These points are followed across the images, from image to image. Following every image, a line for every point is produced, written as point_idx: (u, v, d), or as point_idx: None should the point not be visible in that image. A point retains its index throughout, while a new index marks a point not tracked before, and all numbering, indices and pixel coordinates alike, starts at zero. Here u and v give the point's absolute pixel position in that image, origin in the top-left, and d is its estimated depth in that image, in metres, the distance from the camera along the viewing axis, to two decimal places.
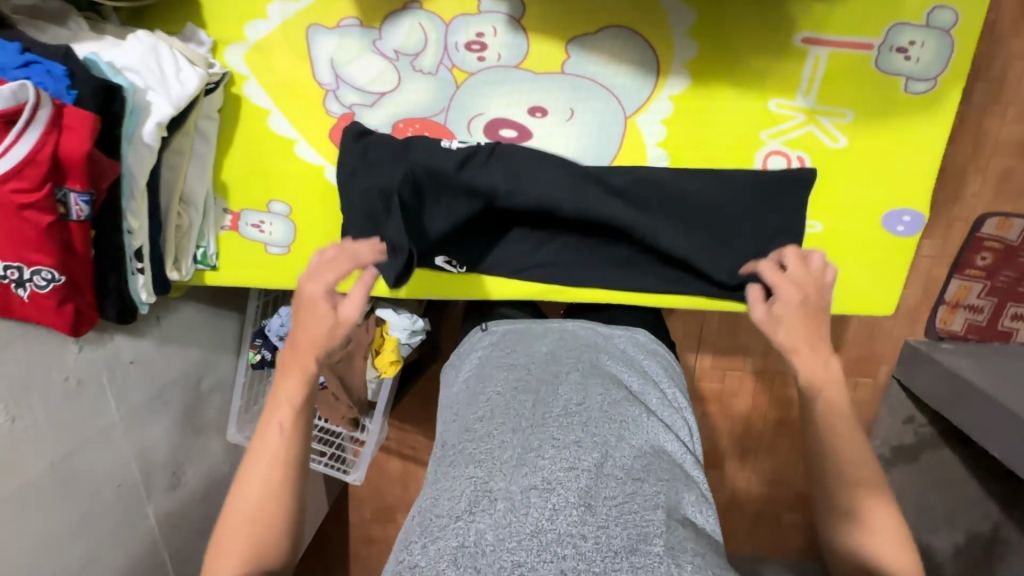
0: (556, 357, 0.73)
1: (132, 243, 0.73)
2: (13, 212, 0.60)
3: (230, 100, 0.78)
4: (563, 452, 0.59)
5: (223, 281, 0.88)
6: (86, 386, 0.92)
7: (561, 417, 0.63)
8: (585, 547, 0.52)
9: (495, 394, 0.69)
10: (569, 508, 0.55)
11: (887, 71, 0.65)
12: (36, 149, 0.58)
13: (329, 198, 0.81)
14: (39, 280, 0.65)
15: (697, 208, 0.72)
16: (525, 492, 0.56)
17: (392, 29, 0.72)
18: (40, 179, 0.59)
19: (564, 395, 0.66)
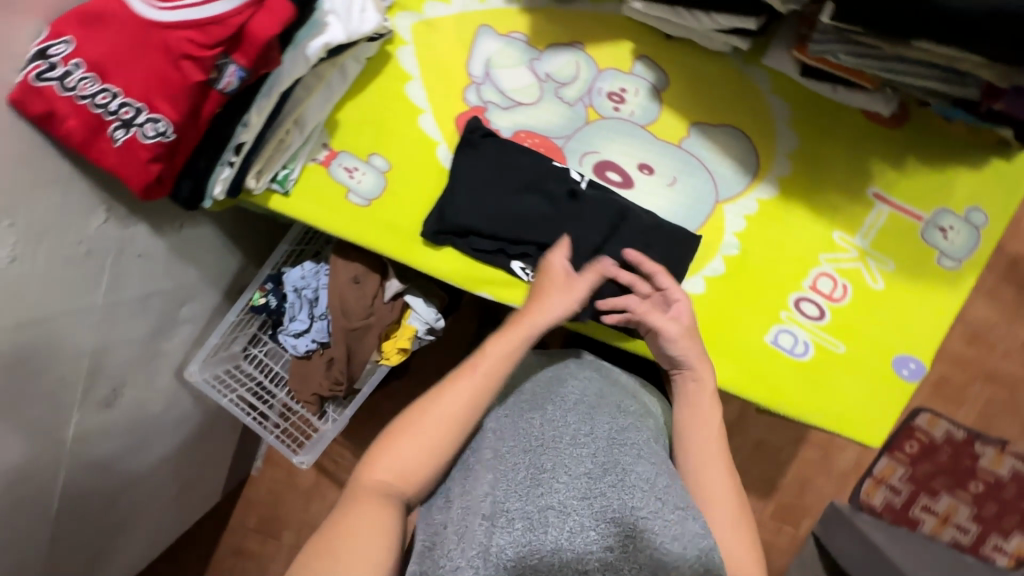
0: (562, 386, 0.74)
1: (240, 136, 0.73)
2: (173, 58, 0.61)
3: (382, 54, 0.83)
4: (578, 475, 0.58)
5: (287, 209, 0.86)
6: (91, 260, 0.84)
7: (571, 442, 0.63)
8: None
9: (502, 420, 0.69)
10: (589, 530, 0.53)
11: (927, 240, 0.80)
12: (230, 14, 0.60)
13: (431, 171, 0.84)
14: (149, 129, 0.65)
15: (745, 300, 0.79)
16: (541, 511, 0.55)
17: (551, 56, 0.82)
18: (218, 40, 0.61)
19: (573, 421, 0.66)
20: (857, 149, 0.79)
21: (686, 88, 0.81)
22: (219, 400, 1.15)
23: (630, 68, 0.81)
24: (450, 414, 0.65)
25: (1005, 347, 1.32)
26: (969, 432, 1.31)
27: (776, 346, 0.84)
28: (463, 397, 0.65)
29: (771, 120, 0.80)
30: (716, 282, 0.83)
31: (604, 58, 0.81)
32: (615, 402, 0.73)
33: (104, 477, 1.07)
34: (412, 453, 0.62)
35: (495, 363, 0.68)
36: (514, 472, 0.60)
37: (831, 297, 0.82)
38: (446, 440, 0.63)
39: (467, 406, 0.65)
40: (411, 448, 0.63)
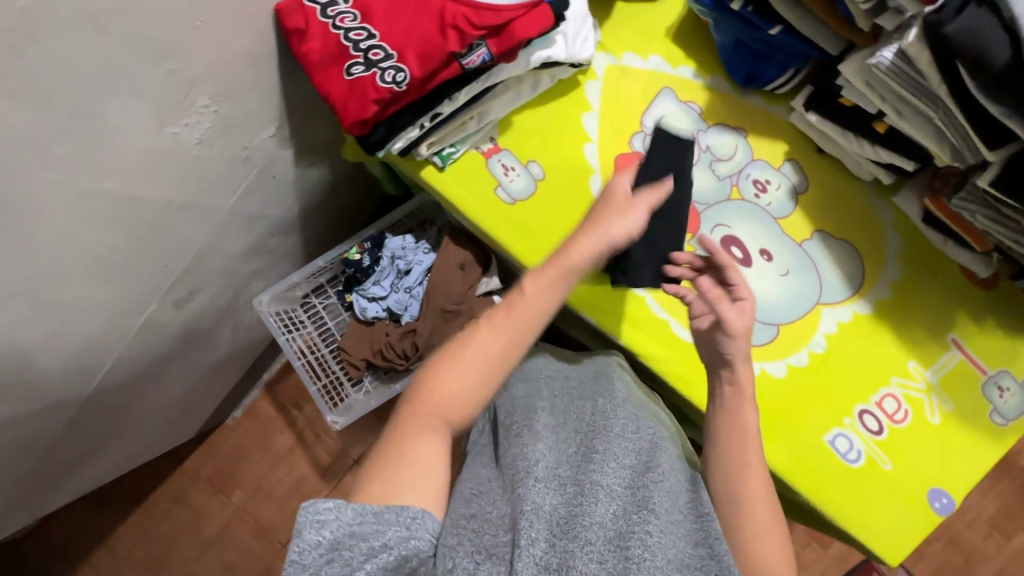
0: (608, 387, 0.84)
1: (442, 106, 0.78)
2: (442, 26, 0.69)
3: (573, 79, 0.91)
4: (624, 466, 0.69)
5: (436, 181, 0.91)
6: (243, 167, 0.87)
7: (621, 434, 0.75)
8: (650, 542, 0.57)
9: (556, 406, 0.81)
10: (633, 510, 0.61)
11: (983, 390, 0.89)
12: (506, 9, 0.68)
13: (579, 193, 0.91)
14: (387, 75, 0.71)
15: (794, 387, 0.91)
16: (591, 482, 0.64)
17: (717, 132, 0.91)
18: (485, 24, 0.68)
19: (622, 422, 0.77)
20: (946, 296, 0.90)
21: (821, 199, 0.91)
22: (276, 336, 1.13)
23: (779, 165, 0.91)
24: (469, 340, 0.68)
25: (973, 515, 1.41)
26: None
27: (830, 445, 0.91)
28: (500, 334, 0.68)
29: (884, 249, 0.91)
30: (797, 373, 0.91)
31: (760, 149, 0.91)
32: (652, 414, 0.84)
33: (135, 375, 1.04)
34: (466, 388, 0.65)
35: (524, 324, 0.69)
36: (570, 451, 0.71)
37: (891, 417, 0.90)
38: (493, 380, 0.67)
39: (501, 345, 0.67)
40: (462, 379, 0.65)
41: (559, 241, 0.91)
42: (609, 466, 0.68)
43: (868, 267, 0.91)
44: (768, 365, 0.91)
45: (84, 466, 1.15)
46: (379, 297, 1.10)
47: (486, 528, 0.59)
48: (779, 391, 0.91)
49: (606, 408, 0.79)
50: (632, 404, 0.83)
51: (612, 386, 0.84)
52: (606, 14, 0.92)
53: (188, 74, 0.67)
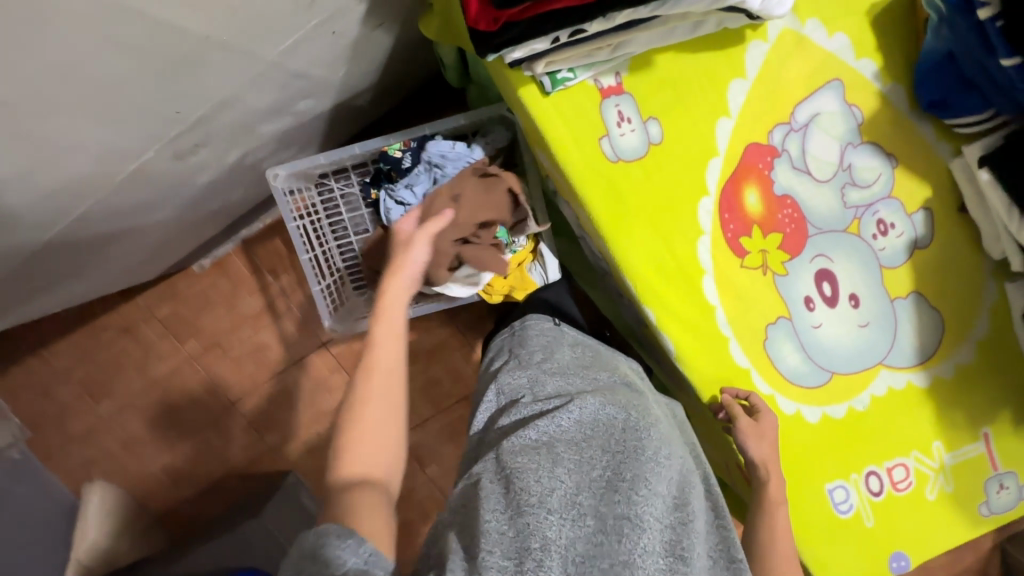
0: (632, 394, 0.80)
1: (590, 25, 0.61)
2: None
3: (737, 32, 0.74)
4: (652, 497, 0.64)
5: (538, 107, 0.73)
6: (305, 14, 0.66)
7: (653, 458, 0.69)
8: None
9: (583, 407, 0.75)
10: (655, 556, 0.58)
11: (976, 481, 0.91)
12: None
13: (694, 175, 0.77)
14: None
15: (821, 434, 0.88)
16: (615, 515, 0.60)
17: (866, 152, 0.79)
18: None
19: (654, 441, 0.71)
20: (1003, 392, 0.88)
21: (933, 259, 0.83)
22: (287, 220, 0.98)
23: (913, 211, 0.81)
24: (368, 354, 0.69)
25: None
26: None
27: (828, 491, 0.90)
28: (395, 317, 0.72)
29: (969, 330, 0.86)
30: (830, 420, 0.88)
31: (901, 187, 0.80)
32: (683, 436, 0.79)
33: (115, 220, 0.87)
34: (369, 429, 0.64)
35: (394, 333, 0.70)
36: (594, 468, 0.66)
37: (894, 483, 0.91)
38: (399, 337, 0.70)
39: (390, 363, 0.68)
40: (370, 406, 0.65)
41: (654, 228, 0.78)
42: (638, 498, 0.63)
43: (947, 340, 0.86)
44: (807, 408, 0.87)
45: (37, 297, 1.00)
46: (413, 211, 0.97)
47: (489, 550, 0.56)
48: (807, 434, 0.88)
49: (637, 419, 0.74)
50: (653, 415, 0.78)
51: (643, 402, 0.79)
52: None
53: None
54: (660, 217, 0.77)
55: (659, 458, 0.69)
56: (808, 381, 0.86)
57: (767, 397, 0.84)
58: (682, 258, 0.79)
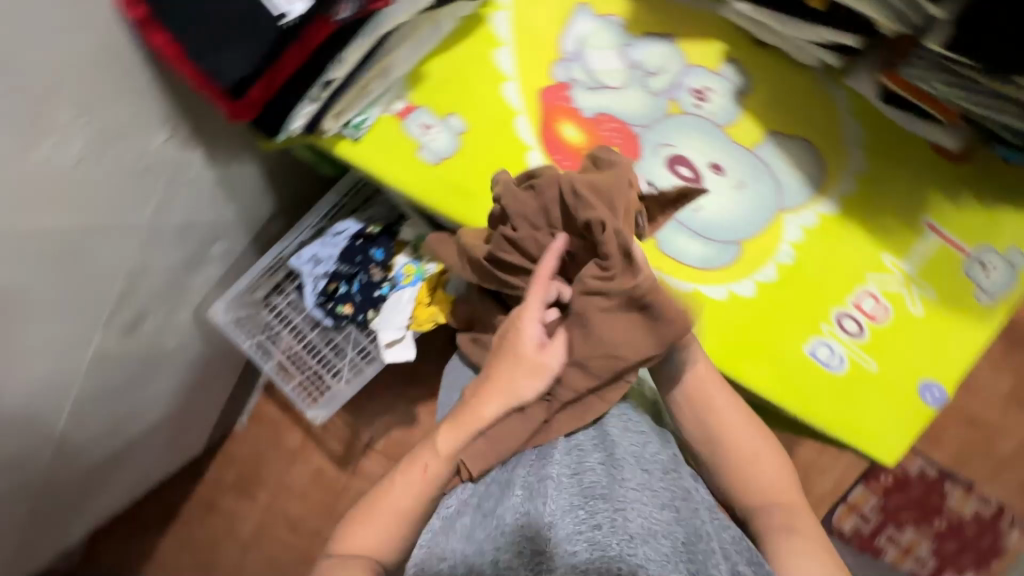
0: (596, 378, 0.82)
1: (332, 73, 0.72)
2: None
3: (474, 18, 0.84)
4: (575, 453, 0.65)
5: (353, 156, 0.85)
6: (148, 178, 0.82)
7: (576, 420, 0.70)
8: (598, 537, 0.56)
9: None
10: (579, 506, 0.59)
11: (954, 273, 0.84)
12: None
13: (506, 139, 0.85)
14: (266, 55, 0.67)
15: (768, 304, 0.84)
16: (539, 481, 0.61)
17: (642, 44, 0.84)
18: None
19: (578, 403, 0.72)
20: (923, 177, 0.84)
21: (763, 97, 0.84)
22: (240, 343, 1.16)
23: (717, 68, 0.84)
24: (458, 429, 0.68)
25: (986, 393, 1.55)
26: (942, 470, 1.53)
27: (816, 357, 0.84)
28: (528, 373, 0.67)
29: (844, 141, 0.84)
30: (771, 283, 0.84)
31: (693, 55, 0.84)
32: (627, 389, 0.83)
33: (113, 407, 1.04)
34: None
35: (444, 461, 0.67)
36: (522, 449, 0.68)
37: (872, 317, 0.84)
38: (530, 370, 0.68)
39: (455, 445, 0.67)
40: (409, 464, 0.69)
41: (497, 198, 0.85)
42: (573, 459, 0.64)
43: (833, 160, 0.84)
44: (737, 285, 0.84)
45: (91, 498, 1.17)
46: (335, 283, 1.11)
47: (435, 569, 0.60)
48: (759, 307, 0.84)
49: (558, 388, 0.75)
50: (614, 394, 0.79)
51: None
52: None
53: (39, 88, 0.64)
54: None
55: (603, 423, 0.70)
56: (723, 262, 0.84)
57: (692, 294, 0.83)
58: None
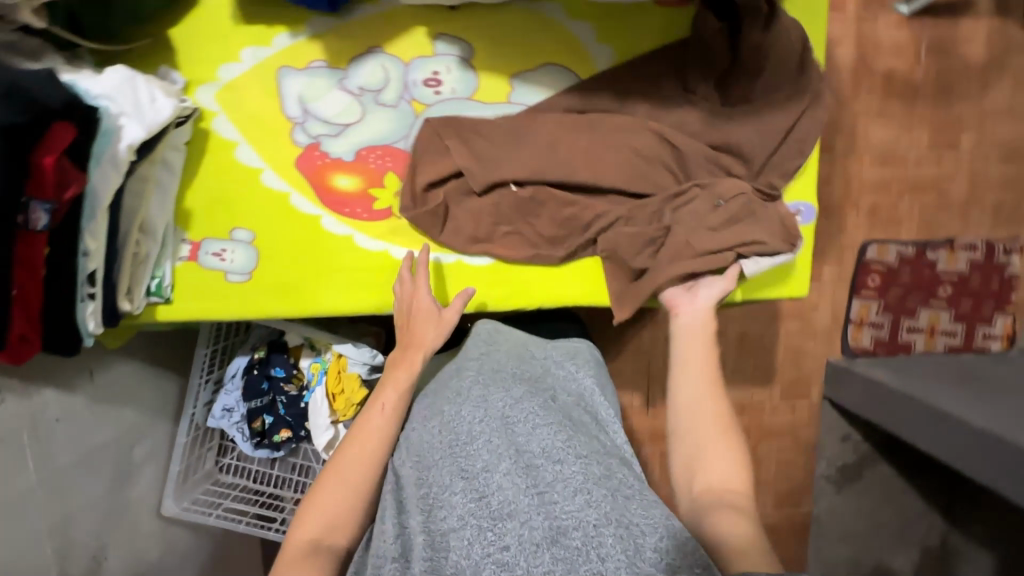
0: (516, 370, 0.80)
1: (87, 266, 0.71)
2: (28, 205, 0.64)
3: (197, 136, 0.83)
4: (485, 470, 0.65)
5: (176, 315, 0.85)
6: (4, 448, 0.82)
7: (487, 429, 0.69)
8: (506, 557, 0.58)
9: (432, 418, 0.73)
10: (487, 531, 0.60)
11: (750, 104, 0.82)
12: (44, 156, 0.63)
13: (295, 222, 0.85)
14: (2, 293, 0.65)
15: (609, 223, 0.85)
16: (448, 516, 0.61)
17: (357, 68, 0.82)
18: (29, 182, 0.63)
19: (493, 409, 0.72)
20: (671, 37, 0.84)
21: (487, 48, 0.83)
22: (206, 520, 1.12)
23: (434, 50, 0.83)
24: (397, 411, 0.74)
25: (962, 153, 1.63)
26: (917, 246, 1.65)
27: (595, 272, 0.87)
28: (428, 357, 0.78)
29: (580, 43, 0.84)
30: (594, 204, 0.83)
31: (406, 52, 0.82)
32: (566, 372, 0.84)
33: None
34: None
35: (391, 412, 0.72)
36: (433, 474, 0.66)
37: None
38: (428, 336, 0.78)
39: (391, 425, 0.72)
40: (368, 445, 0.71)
41: (322, 274, 0.86)
42: (489, 476, 0.64)
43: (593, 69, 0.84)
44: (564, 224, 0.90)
45: None
46: (257, 419, 1.10)
47: None
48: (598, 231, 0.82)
49: (473, 398, 0.73)
50: (536, 389, 0.78)
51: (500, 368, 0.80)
52: (169, 46, 0.81)
53: None
54: (314, 263, 0.85)
55: (517, 427, 0.69)
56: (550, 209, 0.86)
57: (493, 265, 0.85)
58: (360, 263, 0.85)
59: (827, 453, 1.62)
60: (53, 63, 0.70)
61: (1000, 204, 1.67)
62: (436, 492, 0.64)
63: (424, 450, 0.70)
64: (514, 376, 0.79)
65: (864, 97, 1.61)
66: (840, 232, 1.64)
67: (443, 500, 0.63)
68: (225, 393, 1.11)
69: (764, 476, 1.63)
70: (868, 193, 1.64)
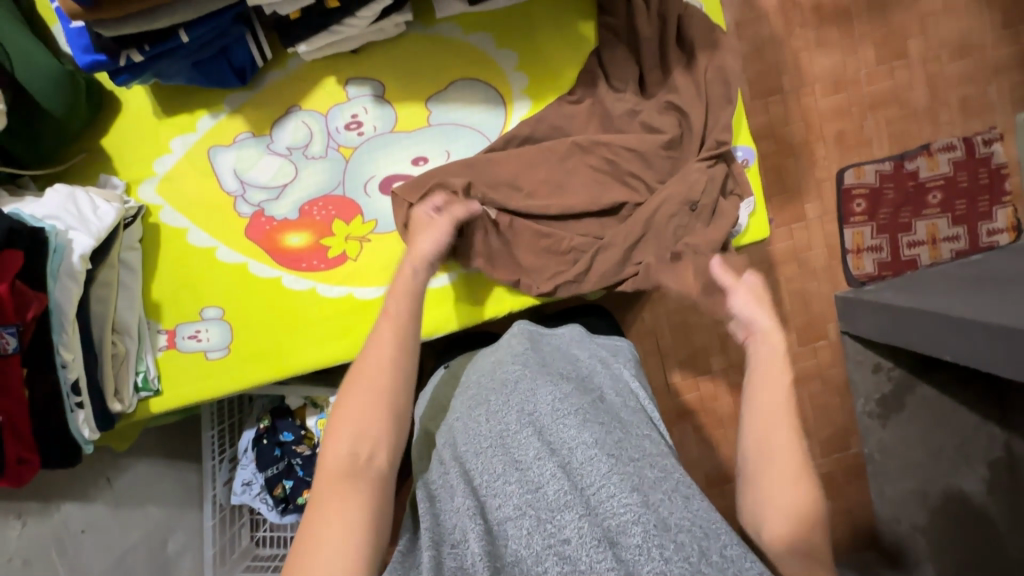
0: (561, 369, 0.76)
1: (68, 376, 0.74)
2: None
3: (149, 231, 0.87)
4: (539, 462, 0.61)
5: (168, 404, 0.87)
6: (34, 566, 0.85)
7: (538, 420, 0.66)
8: (567, 549, 0.53)
9: (478, 416, 0.71)
10: (545, 523, 0.56)
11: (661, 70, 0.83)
12: None
13: (258, 287, 0.87)
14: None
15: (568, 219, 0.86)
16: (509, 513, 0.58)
17: (280, 131, 0.86)
18: None
19: (543, 400, 0.68)
20: (579, 64, 0.87)
21: (395, 81, 0.86)
22: None
23: (347, 95, 0.86)
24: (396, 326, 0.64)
25: (913, 61, 1.62)
26: (894, 160, 1.62)
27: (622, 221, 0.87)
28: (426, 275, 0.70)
29: (483, 53, 0.87)
30: (534, 196, 0.83)
31: (321, 104, 0.86)
32: (613, 367, 0.80)
33: None
34: (348, 527, 0.52)
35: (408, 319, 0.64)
36: (485, 471, 0.64)
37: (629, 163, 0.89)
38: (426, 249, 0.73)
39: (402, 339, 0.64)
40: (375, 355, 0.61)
41: (296, 331, 0.87)
42: (542, 466, 0.61)
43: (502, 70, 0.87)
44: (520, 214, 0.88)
45: None
46: (278, 486, 1.10)
47: None
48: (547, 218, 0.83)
49: (521, 392, 0.70)
50: (583, 386, 0.73)
51: (542, 360, 0.77)
52: (106, 157, 0.86)
53: None
54: (285, 321, 0.87)
55: (568, 419, 0.65)
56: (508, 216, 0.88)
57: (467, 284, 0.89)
58: (327, 312, 0.87)
59: (862, 388, 1.56)
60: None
61: (966, 98, 1.63)
62: (489, 481, 0.62)
63: (474, 449, 0.67)
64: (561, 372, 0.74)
65: (798, 31, 1.61)
66: (812, 167, 1.62)
67: (495, 489, 0.61)
68: (242, 467, 1.13)
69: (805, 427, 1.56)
70: (830, 121, 1.62)
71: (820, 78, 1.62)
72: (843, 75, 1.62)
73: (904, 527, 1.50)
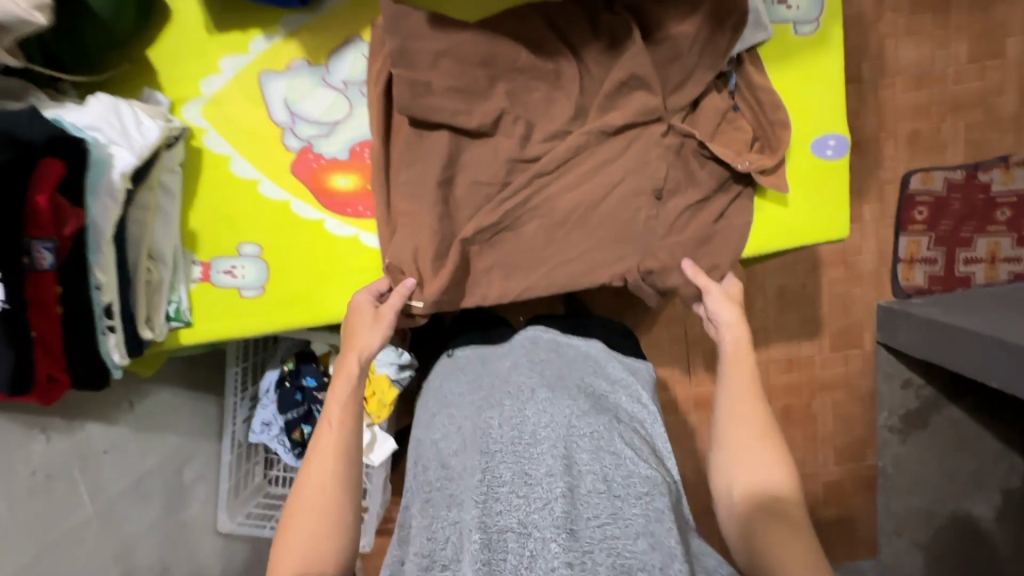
0: (577, 383, 0.68)
1: (102, 299, 0.71)
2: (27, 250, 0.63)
3: (191, 154, 0.82)
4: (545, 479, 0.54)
5: (198, 337, 0.84)
6: (57, 482, 0.85)
7: (551, 431, 0.58)
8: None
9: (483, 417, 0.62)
10: (547, 548, 0.50)
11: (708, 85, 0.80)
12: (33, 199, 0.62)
13: (298, 230, 0.83)
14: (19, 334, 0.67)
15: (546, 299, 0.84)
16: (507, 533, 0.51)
17: (337, 62, 0.80)
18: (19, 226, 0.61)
19: (557, 411, 0.60)
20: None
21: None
22: (261, 532, 1.14)
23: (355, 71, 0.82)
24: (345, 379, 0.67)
25: (1008, 62, 1.49)
26: (965, 169, 1.51)
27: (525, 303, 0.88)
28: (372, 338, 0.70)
29: None
30: (594, 161, 0.77)
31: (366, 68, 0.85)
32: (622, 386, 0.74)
33: None
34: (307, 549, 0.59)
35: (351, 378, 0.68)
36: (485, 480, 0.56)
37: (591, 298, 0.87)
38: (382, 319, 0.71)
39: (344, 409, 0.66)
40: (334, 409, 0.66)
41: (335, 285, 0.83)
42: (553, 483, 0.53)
43: (579, 20, 0.79)
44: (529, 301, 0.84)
45: None
46: (296, 430, 1.09)
47: None
48: (610, 198, 0.76)
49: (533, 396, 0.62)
50: (597, 401, 0.66)
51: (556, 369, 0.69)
52: (152, 70, 0.81)
53: None
54: (324, 268, 0.83)
55: (583, 440, 0.58)
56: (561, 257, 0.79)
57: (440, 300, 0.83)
58: (367, 264, 0.82)
59: (887, 401, 1.50)
60: (37, 100, 0.71)
61: None
62: (494, 489, 0.55)
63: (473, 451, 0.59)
64: (575, 387, 0.67)
65: (889, 14, 1.47)
66: (877, 167, 1.52)
67: (499, 499, 0.53)
68: (262, 407, 1.12)
69: (822, 433, 1.52)
70: (905, 120, 1.51)
71: (902, 69, 1.49)
72: (929, 68, 1.49)
73: (903, 543, 1.49)
